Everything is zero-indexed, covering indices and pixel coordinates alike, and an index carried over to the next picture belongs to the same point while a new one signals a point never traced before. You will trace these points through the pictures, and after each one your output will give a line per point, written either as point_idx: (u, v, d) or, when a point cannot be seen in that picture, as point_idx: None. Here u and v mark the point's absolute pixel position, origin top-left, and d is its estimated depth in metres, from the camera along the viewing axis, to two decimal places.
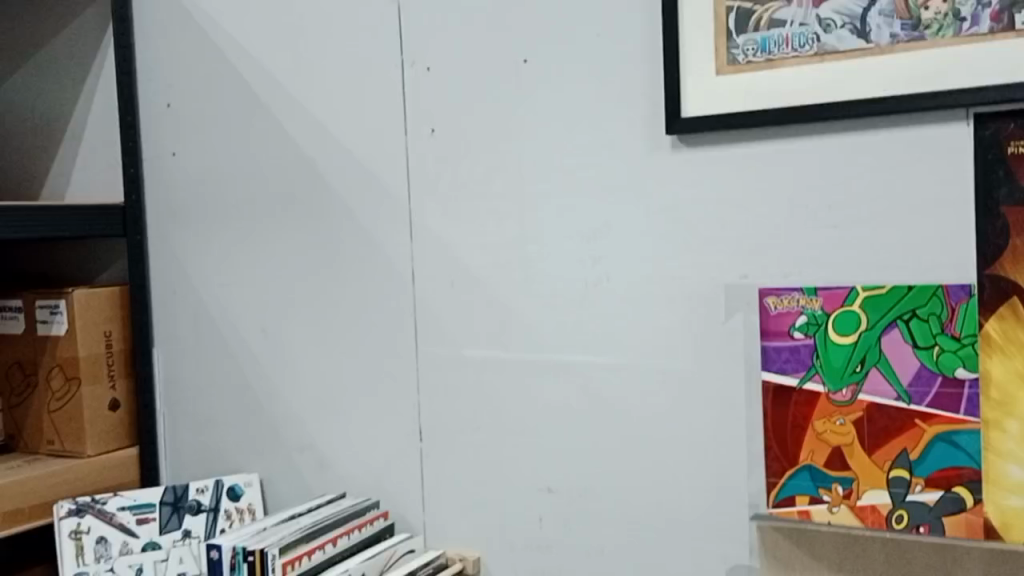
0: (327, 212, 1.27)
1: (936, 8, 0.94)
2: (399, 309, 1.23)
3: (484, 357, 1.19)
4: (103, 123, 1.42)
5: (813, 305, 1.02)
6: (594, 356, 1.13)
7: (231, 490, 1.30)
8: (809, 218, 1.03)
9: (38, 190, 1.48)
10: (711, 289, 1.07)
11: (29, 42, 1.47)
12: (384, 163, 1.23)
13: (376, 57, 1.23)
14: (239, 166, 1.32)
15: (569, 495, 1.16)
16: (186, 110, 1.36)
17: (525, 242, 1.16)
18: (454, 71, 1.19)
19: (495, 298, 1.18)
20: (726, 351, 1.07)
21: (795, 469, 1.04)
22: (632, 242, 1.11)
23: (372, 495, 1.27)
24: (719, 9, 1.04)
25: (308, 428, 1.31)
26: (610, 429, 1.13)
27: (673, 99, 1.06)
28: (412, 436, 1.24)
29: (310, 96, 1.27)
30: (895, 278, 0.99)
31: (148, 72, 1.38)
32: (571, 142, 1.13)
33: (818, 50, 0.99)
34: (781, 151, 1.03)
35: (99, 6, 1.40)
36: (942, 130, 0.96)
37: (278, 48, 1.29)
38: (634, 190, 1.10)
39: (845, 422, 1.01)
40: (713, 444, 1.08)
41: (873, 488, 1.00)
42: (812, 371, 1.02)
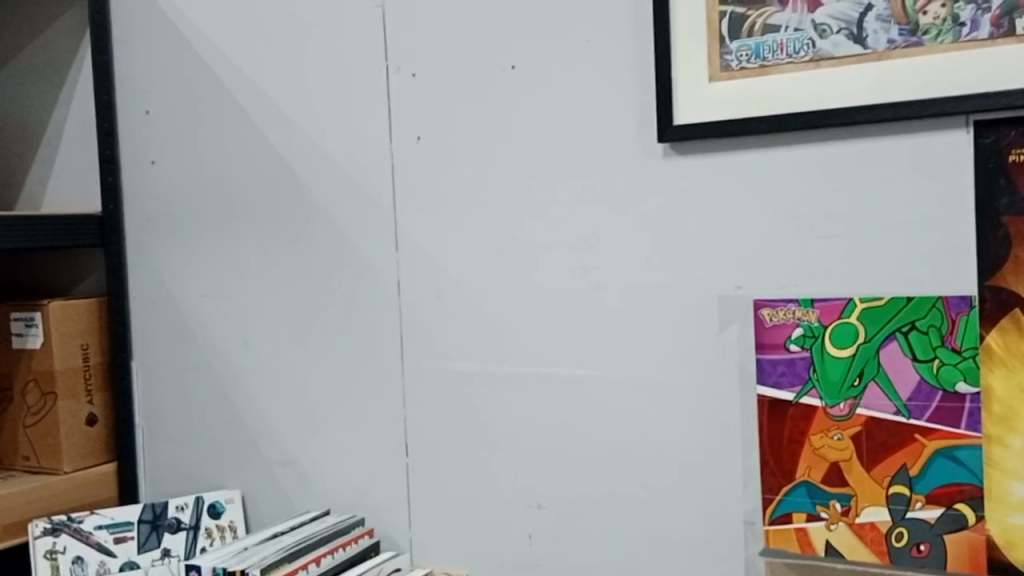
0: (310, 222, 1.24)
1: (934, 12, 0.92)
2: (384, 321, 1.20)
3: (472, 370, 1.16)
4: (81, 131, 1.39)
5: (809, 317, 0.99)
6: (584, 369, 1.10)
7: (213, 507, 1.27)
8: (805, 228, 1.00)
9: (15, 200, 1.45)
10: (704, 300, 1.04)
11: (5, 48, 1.44)
12: (369, 172, 1.20)
13: (361, 63, 1.20)
14: (220, 175, 1.29)
15: (559, 512, 1.13)
16: (166, 118, 1.33)
17: (513, 253, 1.13)
18: (441, 78, 1.16)
19: (483, 310, 1.15)
20: (720, 364, 1.04)
21: (792, 485, 1.01)
22: (622, 253, 1.08)
23: (357, 512, 1.24)
24: (712, 14, 1.01)
25: (291, 443, 1.27)
26: (601, 444, 1.10)
27: (664, 106, 1.03)
28: (398, 451, 1.21)
29: (293, 103, 1.24)
30: (893, 289, 0.96)
31: (128, 79, 1.36)
32: (560, 150, 1.11)
33: (814, 56, 0.97)
34: (776, 159, 1.01)
35: (75, 11, 1.38)
36: (941, 137, 0.94)
37: (260, 54, 1.26)
38: (625, 199, 1.08)
39: (842, 437, 0.98)
40: (706, 460, 1.05)
41: (872, 505, 0.97)
42: (808, 385, 0.99)
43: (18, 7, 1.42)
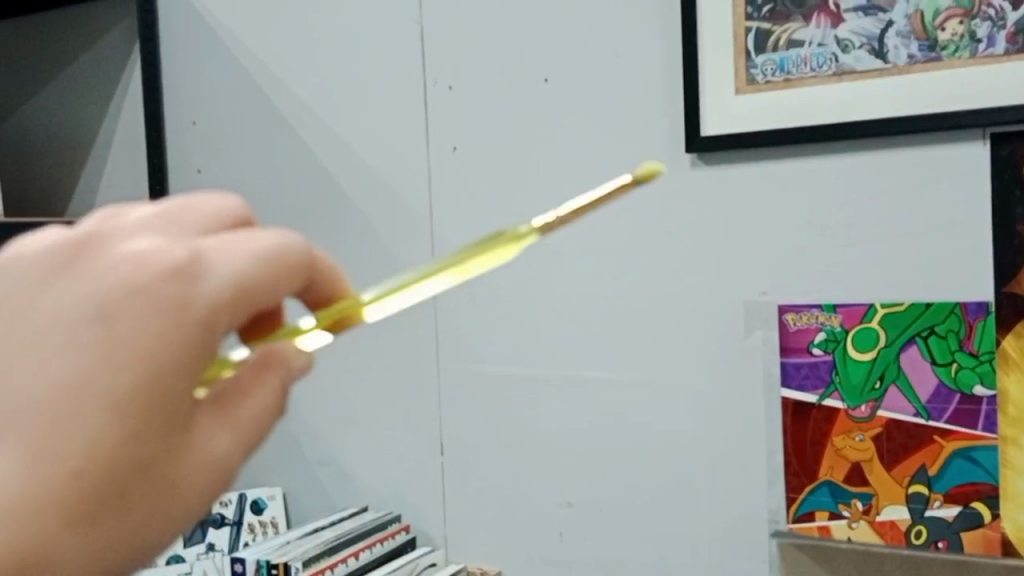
0: (349, 228, 1.29)
1: (953, 29, 0.95)
2: (420, 324, 1.26)
3: (505, 372, 1.21)
4: (130, 139, 1.46)
5: (832, 322, 1.03)
6: (613, 371, 1.15)
7: (254, 504, 1.35)
8: (828, 236, 1.04)
9: (63, 206, 1.53)
10: (731, 306, 1.08)
11: (58, 61, 1.52)
12: (405, 179, 1.25)
13: (399, 76, 1.25)
14: (261, 183, 1.36)
15: (588, 510, 1.17)
16: (211, 129, 1.39)
17: (545, 260, 1.17)
18: (475, 90, 1.20)
19: (515, 313, 1.20)
20: (746, 367, 1.08)
21: (814, 484, 1.05)
22: (651, 259, 1.12)
23: (394, 508, 1.30)
24: (738, 29, 1.05)
25: (331, 443, 1.34)
26: (630, 444, 1.14)
27: (692, 117, 1.07)
28: (434, 451, 1.26)
29: (335, 114, 1.30)
30: (913, 295, 1.00)
31: (175, 91, 1.42)
32: (590, 160, 1.15)
33: (836, 70, 1.01)
34: (799, 170, 1.04)
35: (127, 25, 1.45)
36: (959, 149, 0.97)
37: (303, 68, 1.32)
38: (653, 207, 1.12)
39: (864, 439, 1.02)
40: (732, 460, 1.09)
41: (892, 504, 1.01)
42: (830, 388, 1.03)
43: (70, 22, 1.50)
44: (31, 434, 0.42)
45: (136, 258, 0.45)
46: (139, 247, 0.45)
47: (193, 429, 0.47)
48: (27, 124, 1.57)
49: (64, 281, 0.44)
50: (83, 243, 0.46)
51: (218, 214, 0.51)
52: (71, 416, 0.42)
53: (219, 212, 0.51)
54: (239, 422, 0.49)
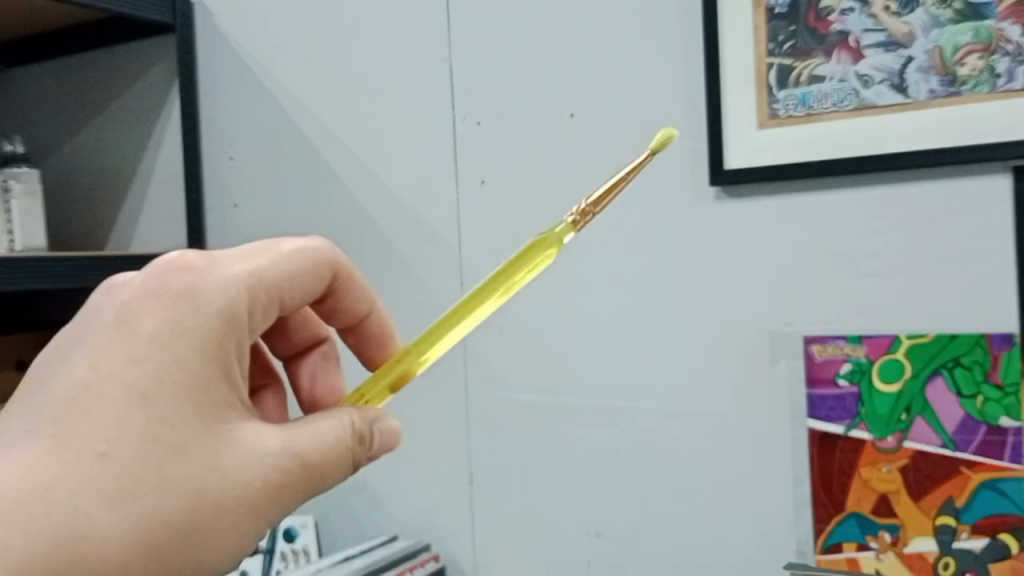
0: (381, 261, 1.32)
1: (972, 64, 0.97)
2: (449, 355, 1.28)
3: (532, 402, 1.22)
4: (167, 175, 1.50)
5: (857, 353, 1.04)
6: (640, 401, 1.16)
7: (287, 532, 1.37)
8: (852, 267, 1.05)
9: (105, 241, 1.58)
10: (757, 336, 1.09)
11: (100, 100, 1.57)
12: (435, 213, 1.28)
13: (429, 112, 1.28)
14: (295, 218, 1.39)
15: (616, 539, 1.18)
16: (247, 165, 1.43)
17: (572, 291, 1.19)
18: (503, 126, 1.23)
19: (543, 344, 1.21)
20: (771, 397, 1.09)
21: (842, 516, 1.05)
22: (675, 291, 1.14)
23: (423, 538, 1.31)
24: (760, 65, 1.07)
25: (362, 472, 1.36)
26: (656, 473, 1.15)
27: (716, 151, 1.09)
28: (463, 480, 1.28)
29: (366, 150, 1.33)
30: (938, 326, 1.01)
31: (213, 129, 1.46)
32: (616, 194, 1.17)
33: (857, 104, 1.03)
34: (823, 203, 1.05)
35: (165, 65, 1.49)
36: (981, 181, 0.98)
37: (336, 106, 1.35)
38: (678, 239, 1.13)
39: (891, 470, 1.02)
40: (758, 489, 1.10)
41: (919, 536, 1.01)
42: (857, 419, 1.04)
43: (112, 63, 1.55)
44: (134, 416, 0.62)
45: (216, 288, 0.67)
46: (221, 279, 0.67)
47: (264, 429, 0.67)
48: (71, 162, 1.62)
49: (168, 307, 0.65)
50: (190, 271, 0.67)
51: (306, 263, 0.72)
52: (159, 407, 0.63)
53: (313, 270, 0.73)
54: (298, 438, 0.67)
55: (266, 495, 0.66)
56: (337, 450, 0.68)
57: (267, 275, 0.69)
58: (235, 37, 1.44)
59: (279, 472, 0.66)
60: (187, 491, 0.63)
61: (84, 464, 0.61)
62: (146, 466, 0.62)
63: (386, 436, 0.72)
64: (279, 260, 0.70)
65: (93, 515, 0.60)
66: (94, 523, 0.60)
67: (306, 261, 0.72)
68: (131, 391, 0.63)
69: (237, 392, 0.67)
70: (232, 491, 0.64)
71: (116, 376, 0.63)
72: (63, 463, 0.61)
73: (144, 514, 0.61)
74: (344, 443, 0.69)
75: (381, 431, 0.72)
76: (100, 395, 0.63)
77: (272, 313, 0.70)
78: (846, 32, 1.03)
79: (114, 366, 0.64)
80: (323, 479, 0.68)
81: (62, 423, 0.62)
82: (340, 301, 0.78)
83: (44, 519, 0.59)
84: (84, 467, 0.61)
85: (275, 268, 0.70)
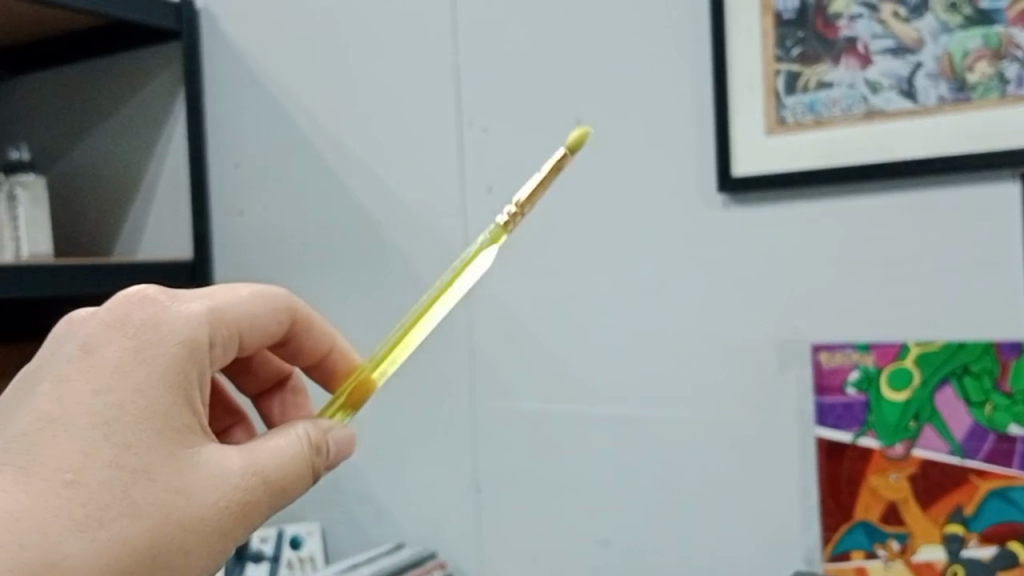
0: (387, 267, 1.32)
1: (981, 70, 0.97)
2: (456, 362, 1.28)
3: (539, 409, 1.22)
4: (173, 181, 1.50)
5: (865, 360, 1.04)
6: (647, 409, 1.16)
7: (294, 539, 1.37)
8: (861, 275, 1.04)
9: (111, 247, 1.58)
10: (764, 344, 1.09)
11: (106, 106, 1.57)
12: (441, 220, 1.28)
13: (435, 119, 1.28)
14: (301, 225, 1.39)
15: (623, 548, 1.18)
16: (253, 171, 1.43)
17: (578, 298, 1.19)
18: (510, 132, 1.23)
19: (549, 352, 1.21)
20: (779, 405, 1.08)
21: (850, 524, 1.05)
22: (683, 299, 1.13)
23: (429, 545, 1.31)
24: (768, 71, 1.07)
25: (368, 479, 1.35)
26: (663, 482, 1.15)
27: (724, 158, 1.09)
28: (469, 487, 1.28)
29: (372, 157, 1.33)
30: (947, 334, 1.00)
31: (219, 135, 1.46)
32: (624, 200, 1.16)
33: (866, 111, 1.02)
34: (832, 210, 1.05)
35: (171, 70, 1.49)
36: (991, 189, 0.98)
37: (342, 112, 1.35)
38: (685, 247, 1.13)
39: (899, 478, 1.02)
40: (765, 498, 1.10)
41: (928, 544, 1.01)
42: (865, 427, 1.04)
43: (117, 68, 1.55)
44: (100, 444, 0.62)
45: (182, 320, 0.68)
46: (187, 311, 0.68)
47: (226, 452, 0.68)
48: (76, 167, 1.62)
49: (129, 337, 0.66)
50: (153, 304, 0.68)
51: (264, 306, 0.74)
52: (123, 434, 0.63)
53: (271, 310, 0.75)
54: (262, 458, 0.68)
55: (230, 516, 0.66)
56: (299, 467, 0.70)
57: (228, 311, 0.71)
58: (241, 42, 1.44)
59: (244, 493, 0.67)
60: (153, 515, 0.63)
61: (53, 492, 0.60)
62: (112, 495, 0.62)
63: (342, 444, 0.74)
64: (239, 302, 0.72)
65: (65, 542, 0.60)
66: (64, 550, 0.59)
67: (262, 300, 0.75)
68: (97, 419, 0.63)
69: (198, 416, 0.67)
70: (199, 514, 0.65)
71: (81, 405, 0.63)
72: (31, 493, 0.60)
73: (111, 542, 0.61)
74: (304, 459, 0.70)
75: (334, 440, 0.73)
76: (66, 425, 0.62)
77: (233, 346, 0.72)
78: (854, 38, 1.02)
79: (78, 396, 0.64)
80: (284, 495, 0.69)
81: (27, 455, 0.61)
82: (302, 343, 0.80)
83: (15, 547, 0.58)
84: (52, 496, 0.60)
85: (235, 307, 0.72)
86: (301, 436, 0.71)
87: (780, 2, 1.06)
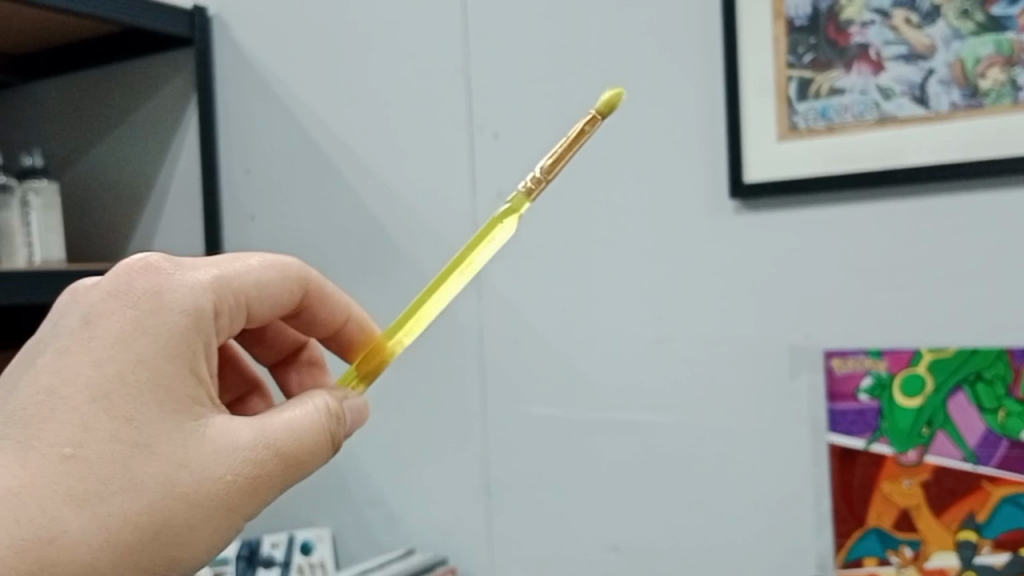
0: (397, 273, 1.32)
1: (994, 77, 0.97)
2: (467, 368, 1.28)
3: (549, 415, 1.22)
4: (185, 187, 1.50)
5: (878, 367, 1.03)
6: (658, 415, 1.15)
7: (304, 544, 1.37)
8: (873, 281, 1.04)
9: (123, 253, 1.58)
10: (776, 350, 1.09)
11: (118, 112, 1.58)
12: (452, 226, 1.28)
13: (446, 125, 1.28)
14: (311, 231, 1.39)
15: (634, 554, 1.18)
16: (264, 177, 1.43)
17: (589, 303, 1.19)
18: (521, 138, 1.23)
19: (560, 357, 1.21)
20: (792, 412, 1.08)
21: (863, 530, 1.04)
22: (694, 304, 1.13)
23: (439, 550, 1.31)
24: (780, 78, 1.07)
25: (379, 484, 1.35)
26: (675, 487, 1.15)
27: (735, 165, 1.09)
28: (479, 493, 1.27)
29: (383, 163, 1.33)
30: (959, 340, 1.00)
31: (229, 141, 1.47)
32: (635, 207, 1.16)
33: (878, 117, 1.02)
34: (844, 217, 1.05)
35: (182, 76, 1.49)
36: (1004, 195, 0.97)
37: (353, 119, 1.36)
38: (697, 252, 1.13)
39: (912, 484, 1.02)
40: (778, 504, 1.09)
41: (941, 551, 1.00)
42: (878, 433, 1.03)
43: (128, 75, 1.56)
44: (101, 417, 0.63)
45: (186, 290, 0.68)
46: (191, 281, 0.69)
47: (236, 422, 0.68)
48: (87, 173, 1.62)
49: (130, 308, 0.66)
50: (157, 273, 0.68)
51: (275, 276, 0.76)
52: (123, 407, 0.63)
53: (281, 281, 0.76)
54: (273, 427, 0.68)
55: (242, 488, 0.66)
56: (311, 440, 0.69)
57: (235, 281, 0.71)
58: (251, 49, 1.44)
59: (255, 463, 0.66)
60: (156, 488, 0.63)
61: (50, 468, 0.61)
62: (112, 468, 0.62)
63: (356, 412, 0.76)
64: (247, 270, 0.73)
65: (62, 518, 0.61)
66: (60, 527, 0.61)
67: (272, 272, 0.75)
68: (96, 392, 0.63)
69: (205, 388, 0.67)
70: (204, 487, 0.65)
71: (81, 378, 0.64)
72: (29, 468, 0.61)
73: (112, 516, 0.62)
74: (317, 431, 0.70)
75: (350, 408, 0.75)
76: (66, 399, 0.63)
77: (240, 316, 0.73)
78: (866, 45, 1.02)
79: (78, 369, 0.64)
80: (299, 465, 0.69)
81: (26, 430, 0.63)
82: (315, 314, 0.82)
83: (11, 522, 0.60)
84: (51, 471, 0.61)
85: (240, 274, 0.72)
86: (315, 408, 0.71)
87: (792, 9, 1.06)
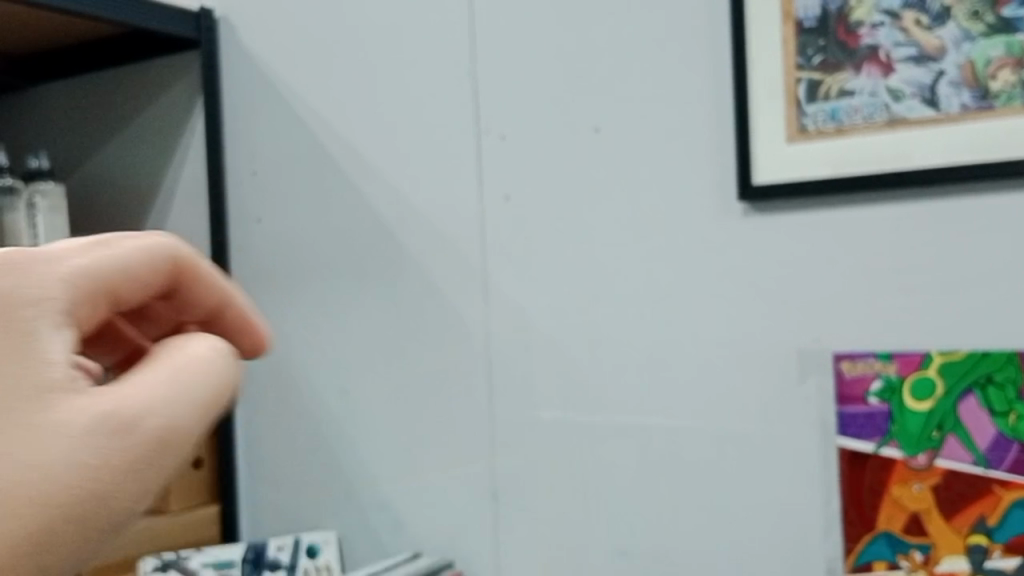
0: (404, 275, 1.32)
1: (1005, 78, 0.96)
2: (473, 370, 1.27)
3: (557, 418, 1.22)
4: (191, 190, 1.50)
5: (887, 370, 1.03)
6: (666, 418, 1.15)
7: (309, 547, 1.36)
8: (882, 283, 1.03)
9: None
10: (785, 353, 1.08)
11: (124, 114, 1.57)
12: (459, 229, 1.27)
13: (452, 127, 1.28)
14: (317, 233, 1.39)
15: (642, 558, 1.17)
16: (270, 179, 1.43)
17: (596, 306, 1.19)
18: (529, 140, 1.23)
19: (567, 360, 1.21)
20: (801, 415, 1.07)
21: (873, 534, 1.04)
22: (702, 307, 1.12)
23: (446, 554, 1.30)
24: (789, 80, 1.06)
25: (384, 487, 1.35)
26: (683, 491, 1.14)
27: (744, 167, 1.08)
28: (486, 496, 1.27)
29: (389, 165, 1.33)
30: (970, 342, 0.99)
31: (235, 143, 1.46)
32: (642, 209, 1.16)
33: (888, 118, 1.01)
34: (854, 218, 1.04)
35: (188, 78, 1.49)
36: (1015, 197, 0.97)
37: (359, 120, 1.35)
38: (706, 254, 1.12)
39: (922, 488, 1.01)
40: (786, 508, 1.09)
41: (951, 555, 1.00)
42: (888, 436, 1.03)
43: (134, 78, 1.56)
44: None
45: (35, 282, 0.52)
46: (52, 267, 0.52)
47: (81, 424, 0.50)
48: (93, 175, 1.62)
49: None
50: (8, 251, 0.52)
51: (148, 264, 0.56)
52: None
53: (151, 267, 0.57)
54: (137, 424, 0.52)
55: (117, 502, 0.51)
56: (188, 410, 0.54)
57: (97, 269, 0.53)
58: (257, 52, 1.44)
59: (120, 469, 0.51)
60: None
61: None
62: None
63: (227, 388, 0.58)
64: (112, 256, 0.54)
65: None
66: None
67: (145, 258, 0.56)
68: None
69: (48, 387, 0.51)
70: (45, 502, 0.49)
71: None
72: None
73: None
74: (189, 417, 0.54)
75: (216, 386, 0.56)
76: None
77: (100, 312, 0.54)
78: (875, 46, 1.02)
79: None
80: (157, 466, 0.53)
81: None
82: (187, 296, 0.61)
83: None
84: None
85: (95, 262, 0.54)
86: (185, 397, 0.54)
87: (801, 10, 1.06)
